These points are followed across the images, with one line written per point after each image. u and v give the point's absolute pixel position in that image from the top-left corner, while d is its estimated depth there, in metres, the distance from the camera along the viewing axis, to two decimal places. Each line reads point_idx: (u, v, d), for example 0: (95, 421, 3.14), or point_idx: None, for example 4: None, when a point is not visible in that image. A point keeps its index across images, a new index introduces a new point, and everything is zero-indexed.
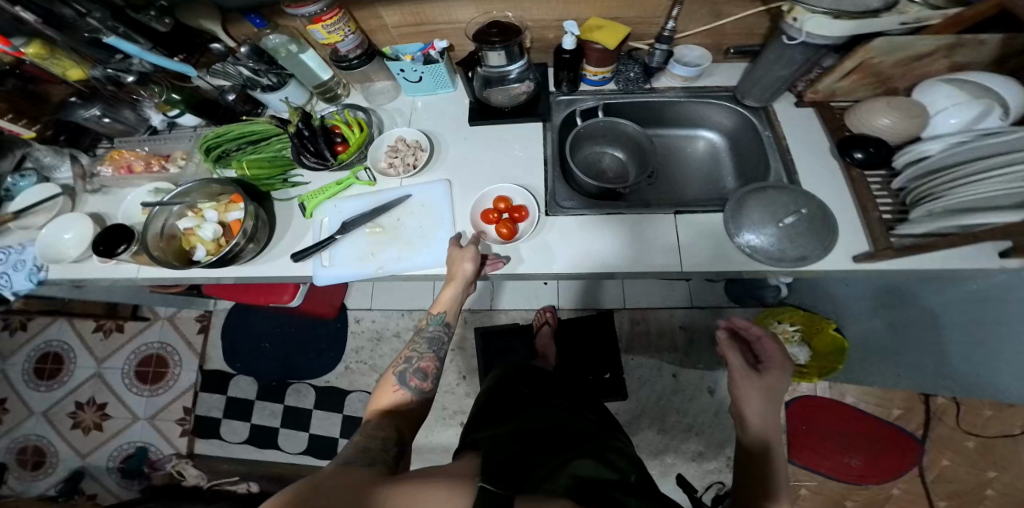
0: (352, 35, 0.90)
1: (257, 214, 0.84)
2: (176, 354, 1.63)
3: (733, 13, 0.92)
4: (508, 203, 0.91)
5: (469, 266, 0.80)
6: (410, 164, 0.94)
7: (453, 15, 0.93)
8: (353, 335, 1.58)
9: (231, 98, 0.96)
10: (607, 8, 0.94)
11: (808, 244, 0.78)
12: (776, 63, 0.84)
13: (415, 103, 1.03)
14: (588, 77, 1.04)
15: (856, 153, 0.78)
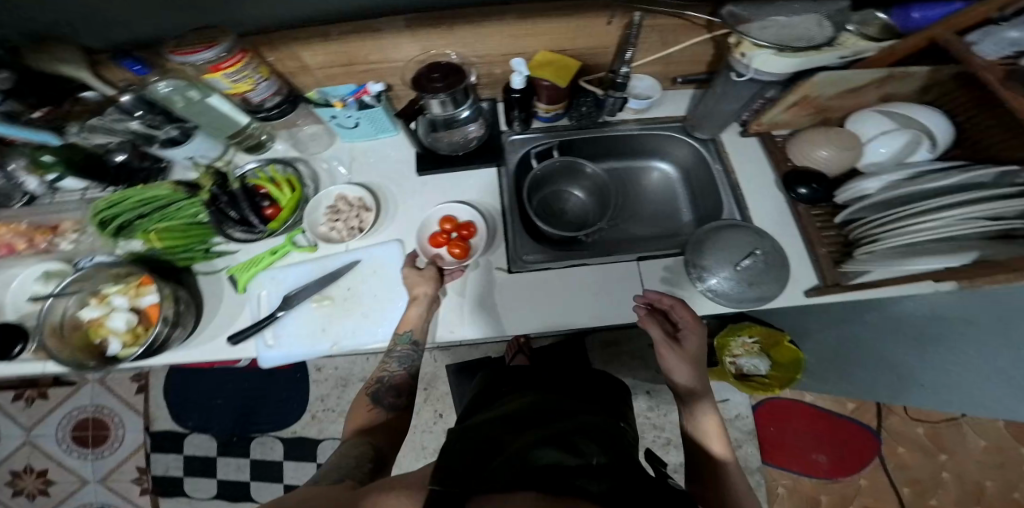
0: (264, 81, 0.77)
1: (174, 295, 0.82)
2: (116, 415, 1.59)
3: (680, 40, 0.86)
4: (455, 222, 0.88)
5: (429, 286, 0.78)
6: (355, 227, 0.89)
7: (390, 53, 0.80)
8: (315, 384, 1.60)
9: (122, 158, 0.88)
10: (559, 41, 0.84)
11: (764, 283, 0.76)
12: (723, 99, 0.82)
13: (355, 151, 0.95)
14: (541, 113, 0.96)
15: (800, 188, 0.75)
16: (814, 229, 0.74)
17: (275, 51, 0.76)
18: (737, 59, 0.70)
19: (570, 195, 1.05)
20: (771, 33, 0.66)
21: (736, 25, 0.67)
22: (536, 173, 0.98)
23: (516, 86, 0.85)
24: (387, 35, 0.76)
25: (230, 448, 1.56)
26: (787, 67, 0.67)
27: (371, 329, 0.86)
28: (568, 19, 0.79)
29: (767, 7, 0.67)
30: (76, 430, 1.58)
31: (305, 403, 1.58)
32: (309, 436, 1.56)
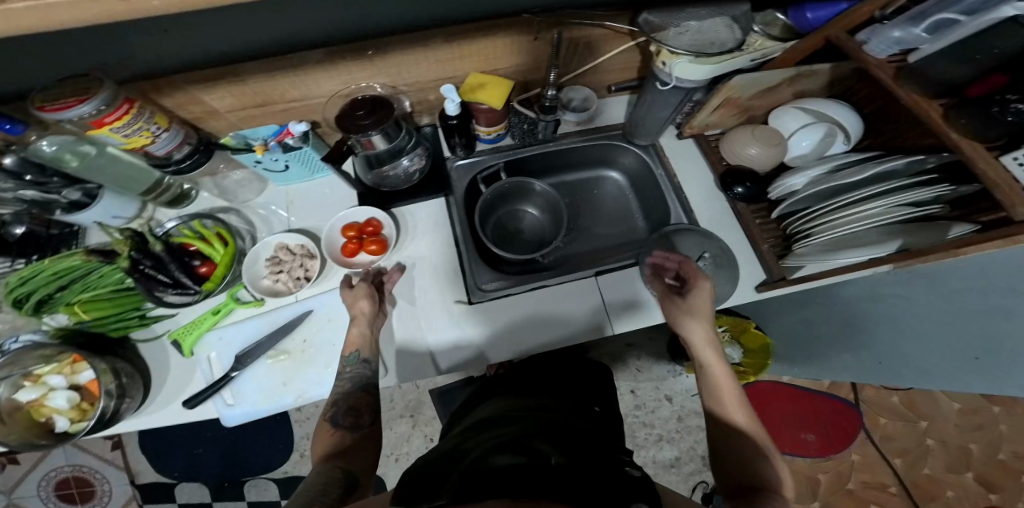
0: (167, 132, 0.70)
1: (114, 368, 0.77)
2: (97, 472, 1.50)
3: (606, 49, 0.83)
4: (356, 226, 0.84)
5: (367, 303, 0.74)
6: (302, 277, 0.84)
7: (308, 89, 0.75)
8: (298, 423, 1.53)
9: (22, 229, 0.80)
10: (488, 62, 0.80)
11: (717, 284, 0.76)
12: (656, 107, 0.83)
13: (291, 195, 0.92)
14: (482, 135, 0.91)
15: (737, 188, 0.77)
16: (756, 227, 0.76)
17: (170, 96, 0.69)
18: (659, 68, 0.71)
19: (524, 213, 1.01)
20: (687, 38, 0.66)
21: (653, 33, 0.67)
22: (485, 199, 0.93)
23: (451, 113, 0.79)
24: (297, 71, 0.70)
25: (222, 494, 1.48)
26: (708, 71, 0.68)
27: (332, 376, 0.84)
28: (495, 39, 0.74)
29: (678, 13, 0.67)
30: (57, 489, 1.49)
31: (292, 444, 1.51)
32: (300, 473, 1.50)
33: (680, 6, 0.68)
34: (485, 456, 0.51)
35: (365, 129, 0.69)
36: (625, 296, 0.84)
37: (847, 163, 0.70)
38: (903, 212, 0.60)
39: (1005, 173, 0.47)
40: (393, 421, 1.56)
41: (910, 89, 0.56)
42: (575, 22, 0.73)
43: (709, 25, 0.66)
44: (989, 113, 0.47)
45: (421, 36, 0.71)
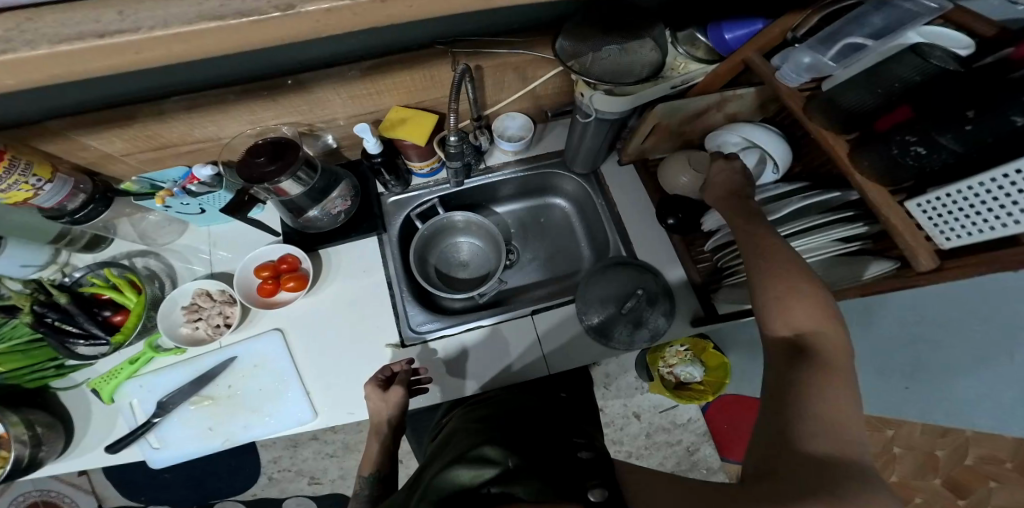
0: (52, 183, 0.67)
1: (29, 418, 0.72)
2: (65, 497, 1.40)
3: (539, 74, 0.78)
4: (271, 264, 0.82)
5: (392, 412, 0.68)
6: (221, 323, 0.80)
7: (215, 131, 0.72)
8: (265, 449, 1.43)
9: None
10: (408, 95, 0.76)
11: (650, 317, 0.77)
12: (584, 136, 0.73)
13: (213, 236, 0.88)
14: (417, 169, 0.89)
15: (668, 219, 0.76)
16: (685, 254, 0.79)
17: (50, 142, 0.65)
18: (579, 99, 0.65)
19: (459, 244, 1.00)
20: (603, 65, 0.59)
21: (571, 61, 0.59)
22: (422, 235, 0.91)
23: (372, 151, 0.77)
24: (191, 107, 0.66)
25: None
26: (628, 102, 0.63)
27: (262, 422, 0.78)
28: (410, 73, 0.71)
29: (597, 41, 0.60)
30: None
31: (259, 467, 1.42)
32: (272, 495, 1.41)
33: (599, 33, 0.61)
34: (440, 472, 0.47)
35: (270, 177, 0.66)
36: (563, 334, 0.81)
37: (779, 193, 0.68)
38: (830, 249, 0.61)
39: (908, 218, 0.48)
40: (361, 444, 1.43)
41: (820, 122, 0.54)
42: (496, 52, 0.70)
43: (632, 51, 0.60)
44: (891, 153, 0.46)
45: (333, 73, 0.69)
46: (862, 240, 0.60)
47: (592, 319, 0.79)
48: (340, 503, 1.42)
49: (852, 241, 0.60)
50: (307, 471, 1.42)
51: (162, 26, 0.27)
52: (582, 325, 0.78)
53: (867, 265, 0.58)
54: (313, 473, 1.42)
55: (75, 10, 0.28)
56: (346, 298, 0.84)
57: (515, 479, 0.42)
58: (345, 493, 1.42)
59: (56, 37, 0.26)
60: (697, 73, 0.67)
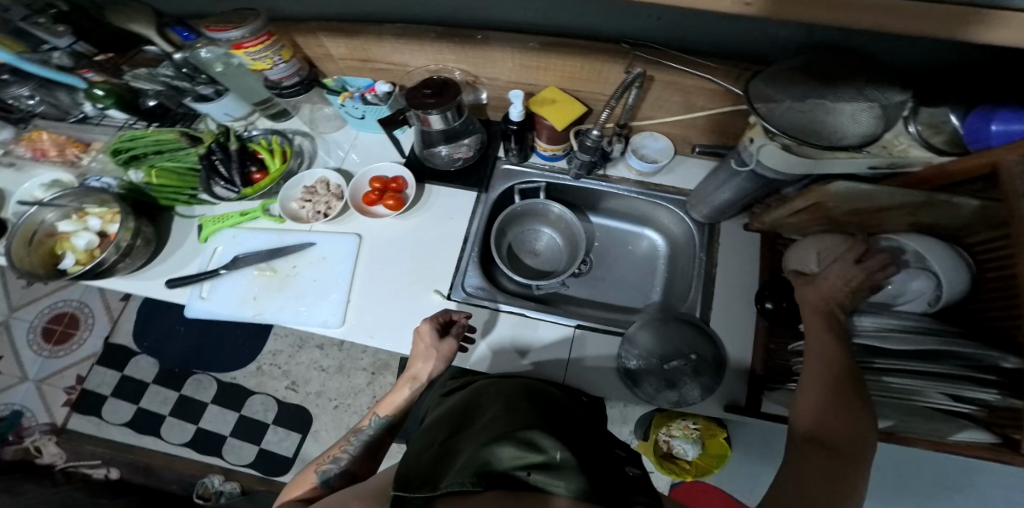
0: (285, 63, 0.76)
1: (137, 229, 0.77)
2: (90, 317, 1.54)
3: (708, 106, 0.69)
4: (383, 179, 0.85)
5: (426, 370, 0.68)
6: (321, 212, 0.84)
7: (404, 58, 0.76)
8: (274, 337, 1.49)
9: (150, 104, 0.87)
10: (568, 81, 0.73)
11: (686, 384, 0.71)
12: (720, 188, 0.68)
13: (357, 140, 0.91)
14: (541, 150, 0.87)
15: (767, 302, 0.70)
16: (761, 348, 0.72)
17: (301, 36, 0.75)
18: (744, 145, 0.52)
19: (540, 234, 0.99)
20: (803, 119, 0.45)
21: (758, 103, 0.46)
22: (515, 210, 0.91)
23: (512, 118, 0.78)
24: (385, 28, 0.71)
25: (167, 380, 1.45)
26: (801, 167, 0.48)
27: (299, 312, 0.80)
28: (580, 60, 0.68)
29: (800, 91, 0.46)
30: (50, 322, 1.54)
31: (257, 353, 1.47)
32: (246, 386, 1.44)
33: (804, 81, 0.46)
34: (482, 445, 0.49)
35: (426, 108, 0.70)
36: (602, 365, 0.77)
37: (914, 327, 0.56)
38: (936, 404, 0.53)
39: None
40: (353, 370, 1.44)
41: None
42: (680, 69, 0.64)
43: (843, 111, 0.44)
44: None
45: (516, 39, 0.69)
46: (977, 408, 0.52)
47: (629, 362, 0.75)
48: (302, 419, 1.40)
49: (964, 402, 0.53)
50: (292, 375, 1.45)
51: None
52: (618, 362, 0.75)
53: (965, 433, 0.52)
54: (295, 379, 1.44)
55: None
56: (425, 234, 0.85)
57: (563, 475, 0.45)
58: (310, 412, 1.40)
59: None
60: (916, 161, 0.51)
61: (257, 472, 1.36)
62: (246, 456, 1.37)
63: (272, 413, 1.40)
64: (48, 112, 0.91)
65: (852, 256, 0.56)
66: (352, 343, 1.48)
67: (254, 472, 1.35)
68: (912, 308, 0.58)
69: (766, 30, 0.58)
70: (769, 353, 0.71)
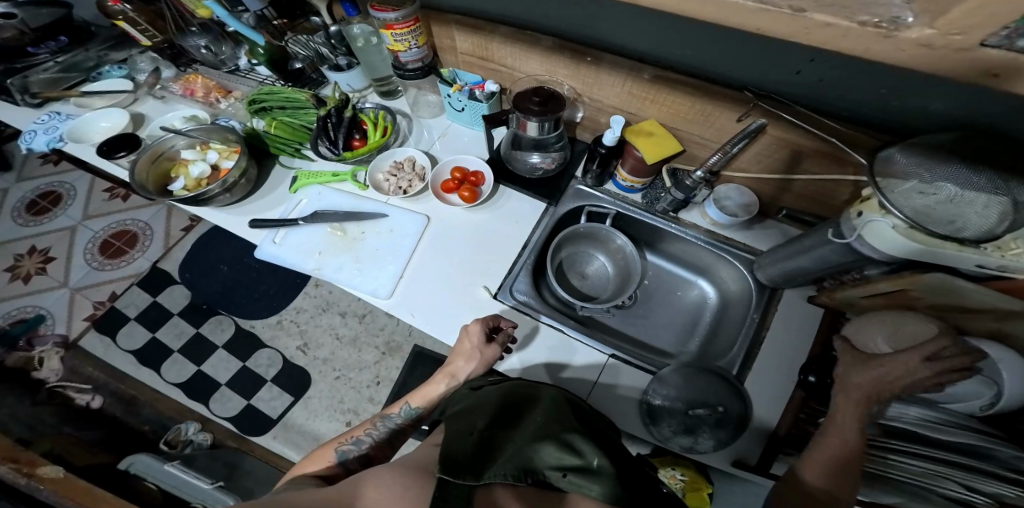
0: (418, 49, 0.85)
1: (244, 169, 0.85)
2: (148, 239, 1.62)
3: (807, 171, 0.70)
4: (464, 171, 0.90)
5: (466, 369, 0.70)
6: (401, 188, 0.89)
7: (519, 64, 0.83)
8: (304, 295, 1.51)
9: (298, 66, 0.99)
10: (671, 117, 0.75)
11: (701, 433, 0.67)
12: (800, 253, 0.67)
13: (448, 130, 0.97)
14: (618, 178, 0.89)
15: (808, 375, 0.64)
16: (789, 414, 0.65)
17: (437, 26, 0.84)
18: (847, 215, 0.54)
19: (594, 259, 0.98)
20: (922, 203, 0.46)
21: (878, 177, 0.49)
22: (579, 230, 0.90)
23: (604, 142, 0.80)
24: (505, 31, 0.78)
25: (192, 313, 1.48)
26: (906, 250, 0.48)
27: (355, 276, 0.82)
28: (692, 99, 0.70)
29: (927, 171, 0.46)
30: (111, 237, 1.64)
31: (281, 307, 1.49)
32: (260, 337, 1.45)
33: (928, 162, 0.46)
34: (525, 443, 0.49)
35: (530, 113, 0.75)
36: (626, 398, 0.74)
37: (951, 422, 0.51)
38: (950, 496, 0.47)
39: None
40: (366, 345, 1.44)
41: None
42: (790, 123, 0.64)
43: (973, 201, 0.43)
44: None
45: (630, 66, 0.72)
46: (991, 502, 0.46)
47: (654, 399, 0.71)
48: (302, 382, 1.39)
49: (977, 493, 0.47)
50: (306, 336, 1.45)
51: None
52: (642, 399, 0.73)
53: None
54: (308, 341, 1.44)
55: None
56: (490, 232, 0.87)
57: (598, 481, 0.45)
58: (311, 378, 1.40)
59: None
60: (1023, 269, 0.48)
61: (233, 427, 1.34)
62: (231, 408, 1.36)
63: (274, 369, 1.40)
64: (208, 60, 1.07)
65: (923, 351, 0.49)
66: (374, 317, 1.48)
67: (230, 426, 1.33)
68: (957, 408, 0.53)
69: (897, 98, 0.57)
70: (797, 421, 0.64)
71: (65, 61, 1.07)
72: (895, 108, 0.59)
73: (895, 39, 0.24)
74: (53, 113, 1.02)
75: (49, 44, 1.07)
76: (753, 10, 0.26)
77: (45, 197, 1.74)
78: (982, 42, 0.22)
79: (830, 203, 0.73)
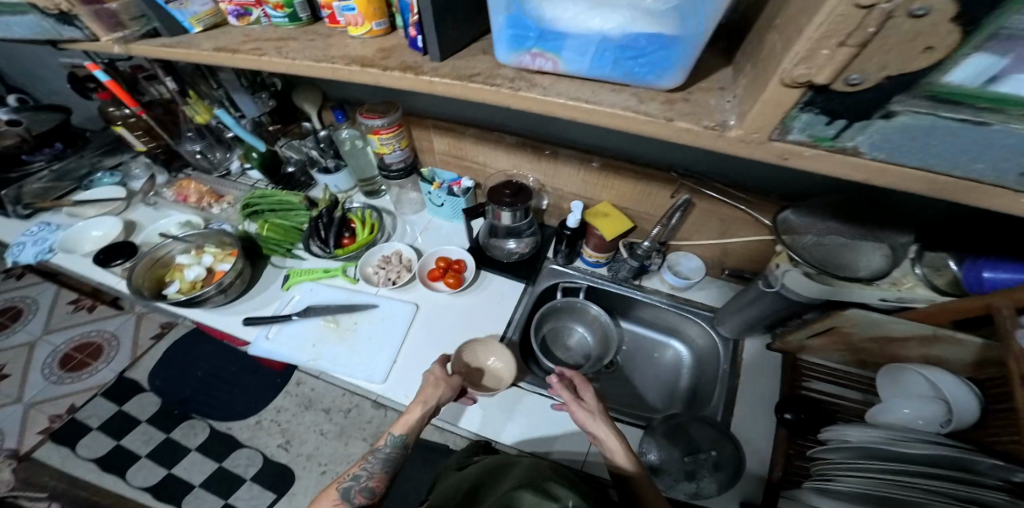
0: (401, 150, 0.99)
1: (240, 270, 0.91)
2: (115, 348, 1.59)
3: (739, 234, 0.83)
4: (448, 260, 0.99)
5: (444, 393, 0.73)
6: (392, 279, 0.97)
7: (489, 161, 0.98)
8: (285, 394, 1.46)
9: (291, 170, 1.12)
10: (621, 199, 0.89)
11: (703, 477, 0.67)
12: (748, 304, 0.75)
13: (430, 223, 1.08)
14: (586, 257, 0.99)
15: (786, 412, 0.69)
16: (780, 453, 0.68)
17: (416, 130, 0.99)
18: (769, 268, 0.63)
19: (574, 331, 1.03)
20: (820, 252, 0.56)
21: (783, 233, 0.59)
22: (555, 306, 0.98)
23: (568, 225, 0.90)
24: (476, 132, 0.93)
25: (162, 418, 1.40)
26: (823, 292, 0.58)
27: (348, 361, 0.85)
28: (637, 183, 0.84)
29: (820, 228, 0.58)
30: (73, 349, 1.59)
31: (260, 407, 1.42)
32: (237, 437, 1.37)
33: (822, 219, 0.59)
34: (504, 495, 0.50)
35: (503, 204, 0.86)
36: None
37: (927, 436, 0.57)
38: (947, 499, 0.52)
39: None
40: (353, 438, 1.37)
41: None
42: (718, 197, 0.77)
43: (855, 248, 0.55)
44: None
45: (582, 157, 0.87)
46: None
47: (649, 455, 0.72)
48: (282, 483, 1.29)
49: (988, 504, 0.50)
50: (288, 434, 1.38)
51: (539, 95, 0.41)
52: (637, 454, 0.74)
53: None
54: (290, 438, 1.37)
55: (502, 70, 0.44)
56: (474, 313, 0.92)
57: None
58: (294, 475, 1.30)
59: (494, 85, 0.43)
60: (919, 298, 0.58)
61: None
62: None
63: (253, 468, 1.31)
64: (201, 166, 1.18)
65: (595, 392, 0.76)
66: (360, 410, 1.43)
67: None
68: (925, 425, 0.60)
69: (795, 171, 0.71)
70: (789, 457, 0.67)
71: (59, 169, 1.15)
72: (802, 181, 0.73)
73: (726, 136, 0.36)
74: (45, 224, 1.09)
75: (45, 151, 1.14)
76: (640, 120, 0.38)
77: (6, 313, 1.70)
78: (769, 137, 0.34)
79: (761, 262, 0.86)
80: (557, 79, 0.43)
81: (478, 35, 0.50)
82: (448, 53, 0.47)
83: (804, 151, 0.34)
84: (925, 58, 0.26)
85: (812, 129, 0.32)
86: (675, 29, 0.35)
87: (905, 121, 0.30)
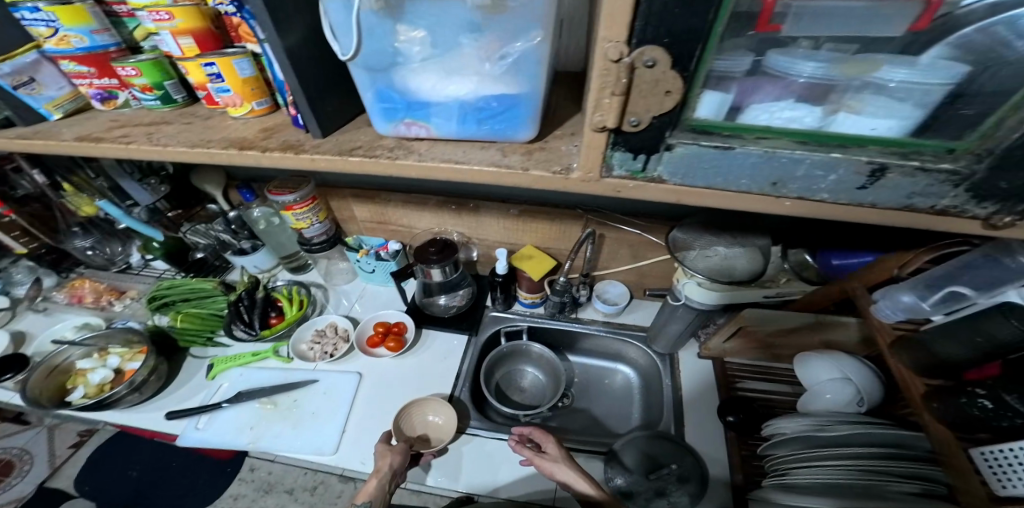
0: (320, 223, 0.96)
1: (156, 365, 0.84)
2: (28, 464, 1.37)
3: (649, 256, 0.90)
4: (387, 324, 0.96)
5: (396, 457, 0.69)
6: (328, 352, 0.92)
7: (412, 221, 1.00)
8: (239, 480, 1.24)
9: (201, 254, 1.08)
10: (542, 240, 0.93)
11: (672, 491, 0.68)
12: (670, 320, 0.79)
13: (365, 290, 1.07)
14: (522, 299, 1.01)
15: (729, 415, 0.72)
16: (737, 456, 0.70)
17: (334, 201, 1.00)
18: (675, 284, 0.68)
19: (526, 372, 1.03)
20: (709, 260, 0.62)
21: (675, 250, 0.64)
22: (501, 351, 0.98)
23: (498, 271, 0.92)
24: (394, 197, 0.95)
25: None
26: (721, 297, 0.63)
27: (293, 440, 0.79)
28: (552, 223, 0.88)
29: (701, 241, 0.64)
30: None
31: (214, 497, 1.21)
32: None
33: (700, 232, 0.65)
34: None
35: (430, 262, 0.86)
36: None
37: (844, 419, 0.61)
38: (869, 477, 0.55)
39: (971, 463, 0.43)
40: None
41: (901, 360, 0.50)
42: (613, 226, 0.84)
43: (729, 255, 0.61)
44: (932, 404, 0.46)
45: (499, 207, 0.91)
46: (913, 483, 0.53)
47: (617, 479, 0.72)
48: None
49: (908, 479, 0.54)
50: None
51: (414, 158, 0.44)
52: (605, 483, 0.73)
53: None
54: None
55: (382, 137, 0.47)
56: (419, 371, 0.90)
57: None
58: None
59: (371, 156, 0.45)
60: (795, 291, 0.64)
61: None
62: None
63: None
64: (97, 261, 1.09)
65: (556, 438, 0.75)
66: (329, 485, 1.19)
67: None
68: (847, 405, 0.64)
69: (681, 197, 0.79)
70: (744, 458, 0.69)
71: None
72: None
73: (571, 178, 0.41)
74: None
75: None
76: (506, 173, 0.42)
77: None
78: (601, 175, 0.40)
79: None
80: (435, 141, 0.46)
81: (362, 108, 0.53)
82: (330, 129, 0.49)
83: (628, 184, 0.41)
84: (670, 100, 0.33)
85: (628, 165, 0.39)
86: (516, 87, 0.40)
87: (684, 151, 0.37)
